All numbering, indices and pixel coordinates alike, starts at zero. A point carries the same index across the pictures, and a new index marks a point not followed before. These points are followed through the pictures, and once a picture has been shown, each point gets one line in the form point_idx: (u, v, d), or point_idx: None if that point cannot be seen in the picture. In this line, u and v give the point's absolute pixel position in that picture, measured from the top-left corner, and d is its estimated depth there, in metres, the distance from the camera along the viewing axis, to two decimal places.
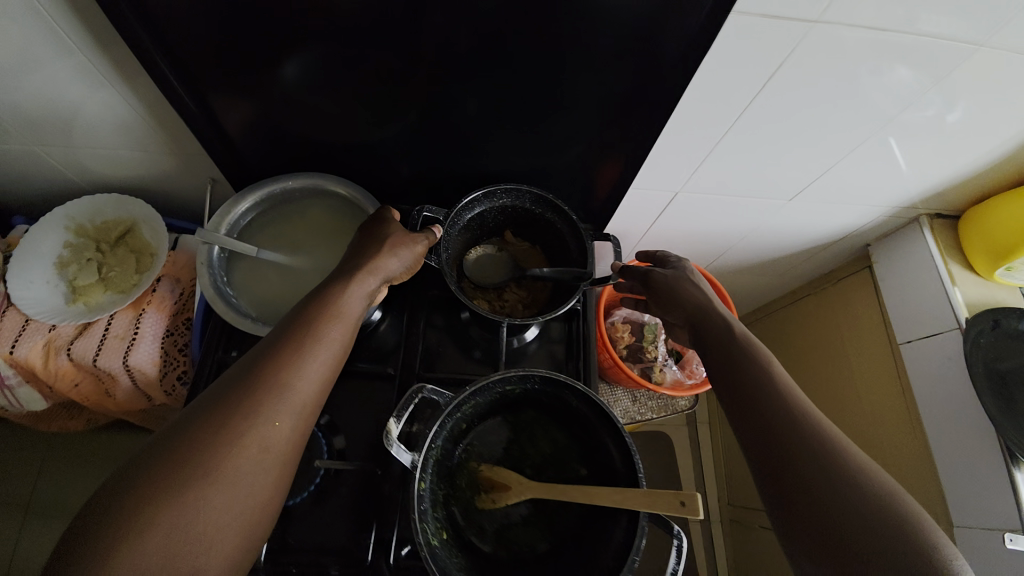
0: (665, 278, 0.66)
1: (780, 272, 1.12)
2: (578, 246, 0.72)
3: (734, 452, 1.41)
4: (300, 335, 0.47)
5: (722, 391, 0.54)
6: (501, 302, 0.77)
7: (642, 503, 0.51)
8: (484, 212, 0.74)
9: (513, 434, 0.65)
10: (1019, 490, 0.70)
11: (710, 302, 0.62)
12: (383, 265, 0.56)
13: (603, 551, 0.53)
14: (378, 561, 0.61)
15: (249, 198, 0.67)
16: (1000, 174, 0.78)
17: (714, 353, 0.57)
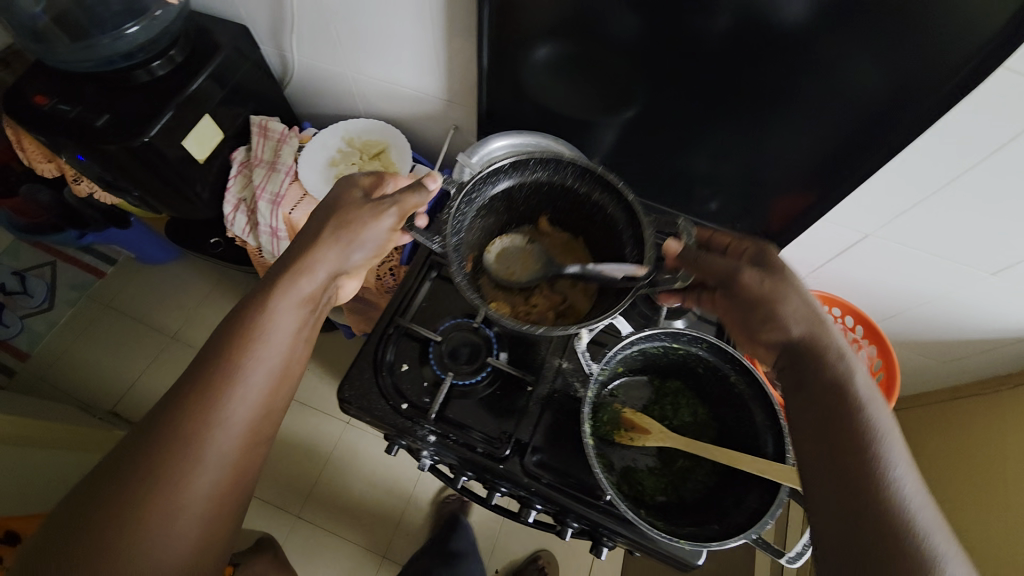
0: (753, 287, 0.53)
1: (948, 360, 1.03)
2: (635, 234, 0.62)
3: None
4: (224, 373, 0.52)
5: (805, 430, 0.44)
6: (529, 306, 0.68)
7: (787, 476, 0.55)
8: (512, 188, 0.66)
9: (655, 396, 0.71)
10: None
11: (813, 327, 0.49)
12: (317, 264, 0.60)
13: (734, 510, 0.59)
14: (514, 457, 0.72)
15: (504, 139, 0.83)
16: None
17: (813, 406, 0.44)
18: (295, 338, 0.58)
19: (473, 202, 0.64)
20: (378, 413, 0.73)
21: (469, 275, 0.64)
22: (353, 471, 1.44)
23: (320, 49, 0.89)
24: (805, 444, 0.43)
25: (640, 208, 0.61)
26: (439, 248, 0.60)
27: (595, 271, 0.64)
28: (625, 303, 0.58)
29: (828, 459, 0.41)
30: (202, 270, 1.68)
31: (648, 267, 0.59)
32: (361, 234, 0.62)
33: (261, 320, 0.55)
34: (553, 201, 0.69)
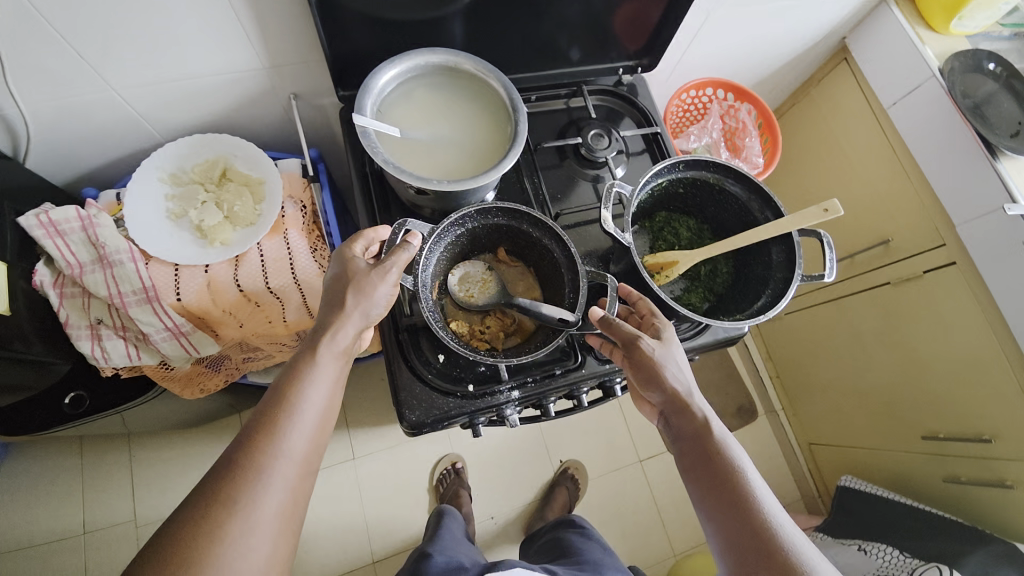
0: (645, 351, 0.58)
1: (774, 84, 1.27)
2: (572, 282, 0.64)
3: None
4: (270, 422, 0.49)
5: (698, 484, 0.54)
6: (482, 327, 0.68)
7: (795, 223, 0.65)
8: (472, 230, 0.66)
9: (653, 235, 0.78)
10: (1003, 178, 0.93)
11: (691, 391, 0.57)
12: (341, 324, 0.55)
13: (770, 272, 0.69)
14: (586, 356, 0.74)
15: (389, 69, 0.68)
16: None
17: (702, 477, 0.53)
18: (330, 392, 0.54)
19: (443, 240, 0.64)
20: (453, 410, 0.67)
21: (435, 303, 0.65)
22: (393, 485, 1.38)
23: (33, 76, 0.62)
24: (703, 498, 0.53)
25: (581, 259, 0.64)
26: (410, 285, 0.60)
27: (532, 310, 0.62)
28: (559, 342, 0.60)
29: (733, 525, 0.50)
30: (54, 445, 1.29)
31: (578, 314, 0.61)
32: (374, 293, 0.56)
33: (301, 374, 0.52)
34: (512, 236, 0.68)
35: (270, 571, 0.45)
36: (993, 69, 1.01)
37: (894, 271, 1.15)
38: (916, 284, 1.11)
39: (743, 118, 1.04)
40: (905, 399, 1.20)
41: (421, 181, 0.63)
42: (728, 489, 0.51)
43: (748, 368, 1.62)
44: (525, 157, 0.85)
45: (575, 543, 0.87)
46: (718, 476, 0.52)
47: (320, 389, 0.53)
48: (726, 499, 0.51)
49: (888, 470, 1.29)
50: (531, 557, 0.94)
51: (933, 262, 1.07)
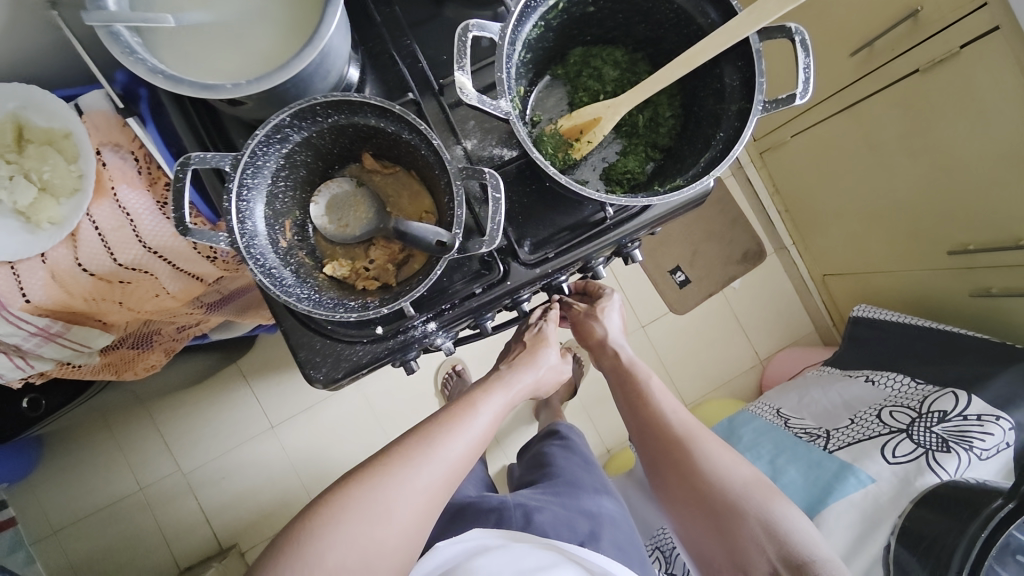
0: (578, 311, 0.85)
1: None
2: (448, 191, 0.49)
3: None
4: (462, 405, 0.67)
5: (620, 397, 0.79)
6: (367, 262, 0.55)
7: (751, 23, 0.44)
8: (308, 142, 0.49)
9: (570, 86, 0.58)
10: None
11: (611, 334, 0.82)
12: (524, 375, 0.73)
13: (723, 104, 0.50)
14: (510, 265, 0.60)
15: None
16: None
17: (620, 391, 0.79)
18: (501, 414, 0.69)
19: (263, 169, 0.48)
20: (366, 358, 0.59)
21: (291, 249, 0.51)
22: (401, 398, 1.44)
23: None
24: (625, 404, 0.77)
25: (449, 155, 0.48)
26: (229, 243, 0.45)
27: (404, 229, 0.49)
28: (436, 270, 0.48)
29: (639, 420, 0.74)
30: (75, 428, 1.35)
31: (455, 231, 0.47)
32: (542, 358, 0.76)
33: (476, 401, 0.68)
34: (367, 136, 0.51)
35: (406, 536, 0.56)
36: None
37: (923, 56, 0.88)
38: (951, 67, 0.85)
39: None
40: (932, 214, 1.02)
41: (210, 91, 0.45)
42: (636, 399, 0.76)
43: (751, 209, 1.43)
44: (385, 12, 0.61)
45: (558, 458, 0.91)
46: (628, 390, 0.77)
47: (495, 410, 0.68)
48: (634, 404, 0.76)
49: (907, 292, 1.17)
50: (519, 469, 0.98)
51: (976, 32, 0.80)
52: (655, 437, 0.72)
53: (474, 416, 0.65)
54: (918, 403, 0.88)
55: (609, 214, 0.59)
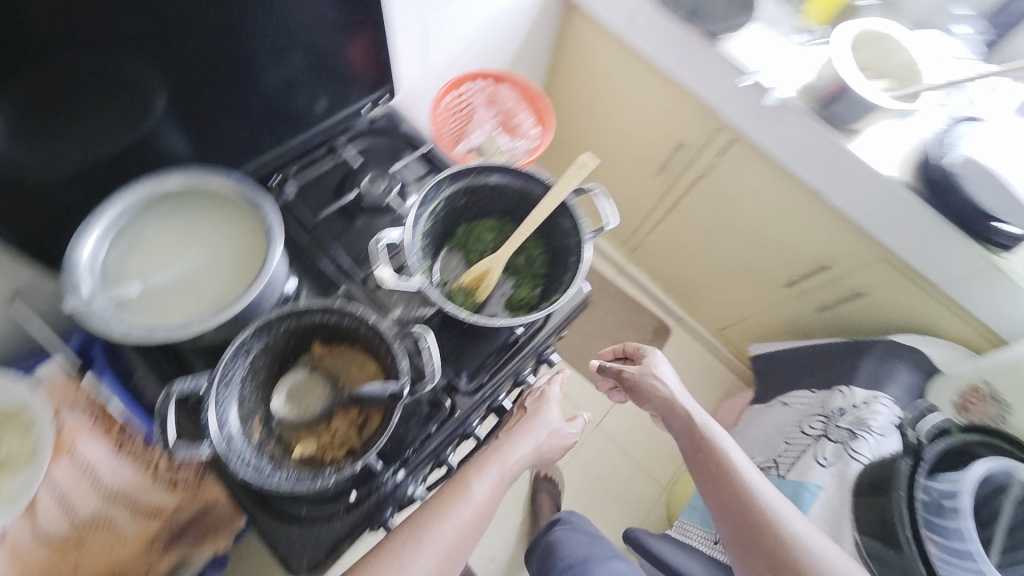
0: (630, 375, 0.90)
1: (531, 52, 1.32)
2: (389, 353, 0.62)
3: None
4: (455, 485, 0.69)
5: (692, 455, 0.83)
6: (332, 433, 0.62)
7: (564, 188, 0.68)
8: (266, 349, 0.61)
9: (463, 251, 0.78)
10: (727, 56, 1.02)
11: (674, 396, 0.87)
12: (518, 445, 0.75)
13: (567, 239, 0.72)
14: (455, 398, 0.71)
15: (91, 229, 0.59)
16: None
17: (694, 450, 0.83)
18: (495, 490, 0.70)
19: (232, 380, 0.57)
20: (344, 531, 0.63)
21: (260, 446, 0.58)
22: None
23: None
24: (698, 466, 0.81)
25: (383, 325, 0.62)
26: (212, 447, 0.53)
27: (363, 392, 0.60)
28: (394, 417, 0.58)
29: (714, 485, 0.78)
30: None
31: (402, 382, 0.59)
32: (538, 422, 0.79)
33: (467, 476, 0.69)
34: (313, 331, 0.63)
35: None
36: None
37: (700, 165, 1.26)
38: (719, 167, 1.23)
39: (515, 108, 1.04)
40: (763, 262, 1.33)
41: (179, 333, 0.56)
42: (709, 455, 0.80)
43: (645, 294, 1.71)
44: (310, 236, 0.79)
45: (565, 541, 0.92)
46: (704, 449, 0.81)
47: (488, 487, 0.69)
48: (708, 467, 0.80)
49: (781, 324, 1.43)
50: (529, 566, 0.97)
51: (723, 146, 1.18)
52: (730, 498, 0.76)
53: (468, 497, 0.67)
54: (823, 408, 1.05)
55: (520, 334, 0.74)
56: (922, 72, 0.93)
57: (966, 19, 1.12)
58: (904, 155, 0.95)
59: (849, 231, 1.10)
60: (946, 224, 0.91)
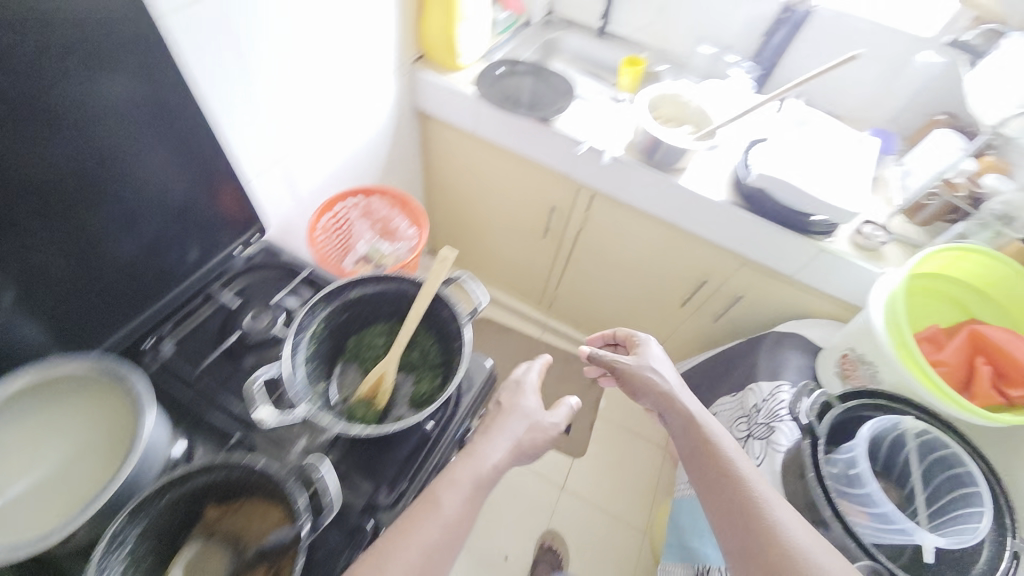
0: (627, 369, 0.91)
1: (400, 159, 1.44)
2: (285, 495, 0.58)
3: (508, 269, 1.86)
4: (424, 501, 0.66)
5: (687, 443, 0.82)
6: None
7: (433, 283, 0.73)
8: (147, 533, 0.56)
9: (356, 363, 0.78)
10: (561, 131, 1.18)
11: (673, 390, 0.88)
12: (489, 447, 0.75)
13: (449, 327, 0.75)
14: (378, 516, 0.68)
15: None
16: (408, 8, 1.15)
17: (689, 437, 0.82)
18: (468, 501, 0.68)
19: None
20: None
21: None
22: None
23: None
24: (692, 454, 0.80)
25: (275, 466, 0.59)
26: None
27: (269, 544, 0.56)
28: (297, 565, 0.53)
29: (708, 472, 0.77)
30: None
31: (301, 522, 0.55)
32: (510, 419, 0.80)
33: (440, 486, 0.68)
34: (201, 495, 0.60)
35: None
36: (508, 68, 1.28)
37: (576, 220, 1.42)
38: (589, 219, 1.40)
39: (390, 214, 1.12)
40: (654, 290, 1.46)
41: (37, 547, 0.50)
42: (710, 456, 0.78)
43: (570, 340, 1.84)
44: (195, 390, 0.77)
45: None
46: (699, 436, 0.81)
47: (462, 496, 0.67)
48: (702, 453, 0.79)
49: (690, 340, 1.54)
50: None
51: (586, 202, 1.34)
52: (720, 483, 0.75)
53: (440, 509, 0.64)
54: (742, 408, 1.13)
55: (431, 430, 0.75)
56: (711, 115, 1.13)
57: (738, 63, 1.35)
58: (724, 182, 1.12)
59: (707, 249, 1.26)
60: (774, 226, 1.05)
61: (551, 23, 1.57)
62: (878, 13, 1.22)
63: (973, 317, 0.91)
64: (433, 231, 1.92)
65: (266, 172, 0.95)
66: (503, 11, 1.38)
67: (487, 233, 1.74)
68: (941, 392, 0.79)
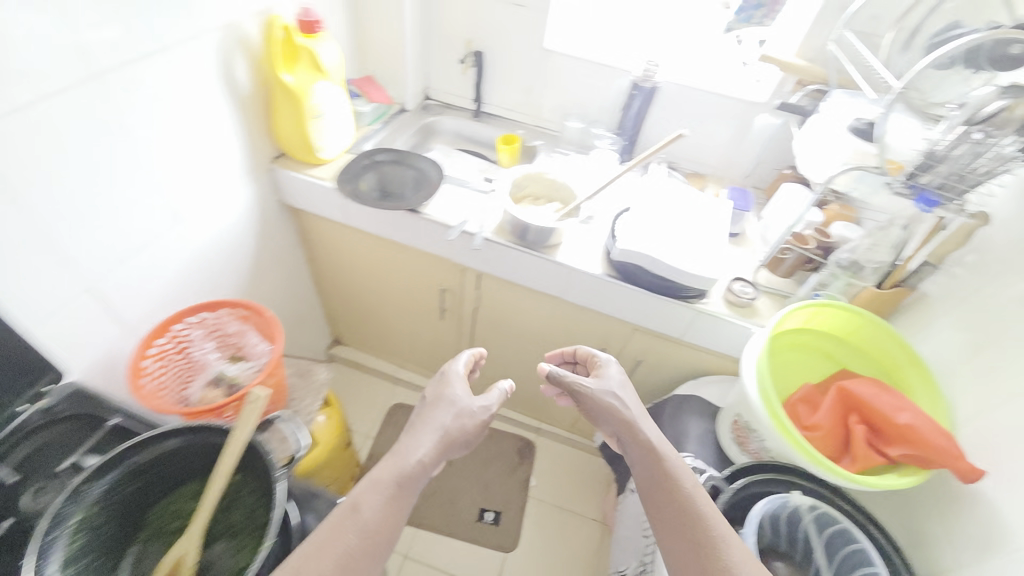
0: (590, 393, 0.84)
1: (274, 256, 1.36)
2: None
3: (417, 352, 1.75)
4: (355, 499, 0.70)
5: (646, 473, 0.76)
6: None
7: (243, 428, 0.63)
8: None
9: (161, 534, 0.73)
10: (432, 217, 1.15)
11: (635, 417, 0.81)
12: (421, 437, 0.80)
13: (261, 481, 0.65)
14: None
15: None
16: (255, 111, 1.12)
17: (647, 466, 0.76)
18: (395, 496, 0.72)
19: None
20: None
21: None
22: None
23: None
24: (649, 486, 0.75)
25: None
26: None
27: None
28: None
29: (666, 506, 0.72)
30: None
31: None
32: (435, 415, 0.84)
33: (366, 483, 0.72)
34: None
35: None
36: (376, 158, 1.26)
37: (469, 299, 1.37)
38: (484, 298, 1.34)
39: (234, 327, 1.02)
40: None
41: None
42: (674, 493, 0.72)
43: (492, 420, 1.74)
44: None
45: None
46: (659, 467, 0.75)
47: (381, 495, 0.71)
48: (660, 486, 0.74)
49: None
50: None
51: (475, 282, 1.29)
52: (679, 522, 0.69)
53: (359, 514, 0.68)
54: None
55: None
56: (573, 188, 1.14)
57: (601, 135, 1.42)
58: (597, 257, 1.10)
59: (598, 319, 1.21)
60: (647, 294, 1.04)
61: (428, 107, 1.60)
62: (714, 85, 1.32)
63: (844, 365, 0.91)
64: (335, 320, 1.80)
65: (69, 305, 0.83)
66: (367, 104, 1.38)
67: (387, 318, 1.65)
68: (819, 460, 0.75)
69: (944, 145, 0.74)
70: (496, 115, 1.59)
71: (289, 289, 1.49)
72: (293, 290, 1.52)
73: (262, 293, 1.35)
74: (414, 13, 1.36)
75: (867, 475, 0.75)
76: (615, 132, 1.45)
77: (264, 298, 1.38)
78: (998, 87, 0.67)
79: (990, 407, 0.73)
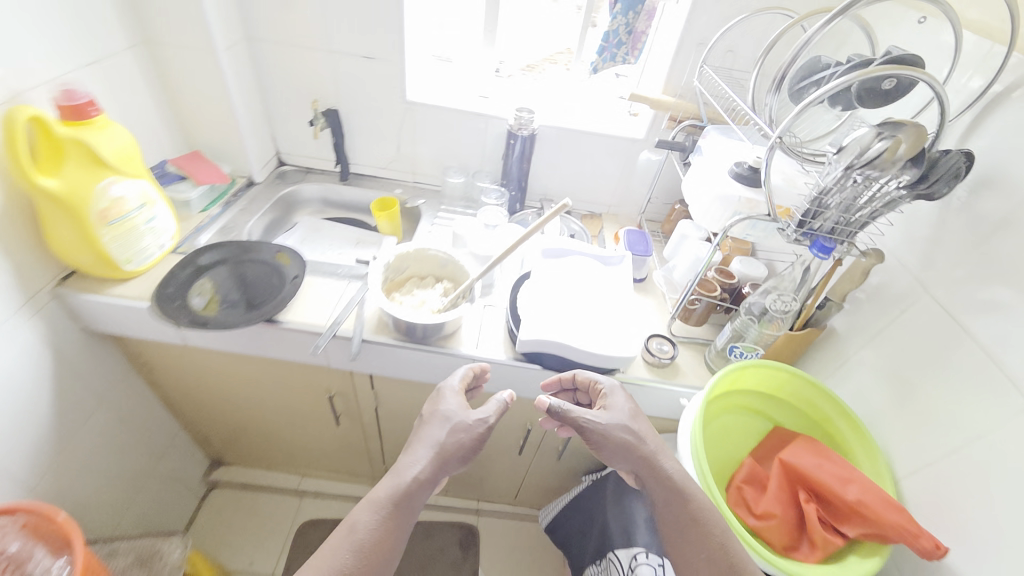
0: (601, 432, 0.69)
1: (88, 397, 1.04)
2: None
3: (318, 458, 1.48)
4: (355, 516, 0.65)
5: (667, 513, 0.66)
6: None
7: None
8: None
9: None
10: (296, 324, 0.93)
11: (655, 454, 0.69)
12: (413, 458, 0.70)
13: None
14: None
15: None
16: (14, 228, 0.82)
17: (669, 508, 0.66)
18: (391, 517, 0.65)
19: None
20: None
21: None
22: None
23: None
24: (670, 524, 0.66)
25: None
26: None
27: None
28: None
29: (691, 544, 0.64)
30: None
31: None
32: (429, 432, 0.74)
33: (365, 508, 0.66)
34: None
35: None
36: (211, 258, 1.01)
37: (366, 401, 1.15)
38: (383, 398, 1.13)
39: (15, 546, 0.70)
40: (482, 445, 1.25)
41: None
42: (705, 538, 0.64)
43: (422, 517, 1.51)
44: None
45: None
46: (682, 509, 0.65)
47: (377, 514, 0.65)
48: (683, 526, 0.65)
49: (541, 480, 1.35)
50: None
51: (366, 383, 1.08)
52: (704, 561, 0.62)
53: (354, 535, 0.63)
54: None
55: None
56: (462, 263, 0.99)
57: (486, 189, 1.30)
58: (500, 339, 0.96)
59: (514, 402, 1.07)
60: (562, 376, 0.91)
61: (284, 176, 1.36)
62: (593, 124, 1.26)
63: (775, 421, 0.84)
64: (207, 442, 1.46)
65: None
66: (196, 188, 1.12)
67: (273, 431, 1.36)
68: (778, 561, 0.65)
69: (829, 188, 0.70)
70: (367, 175, 1.40)
71: (125, 427, 1.16)
72: (132, 427, 1.19)
73: (76, 451, 1.02)
74: (239, 73, 1.13)
75: (828, 561, 0.67)
76: (501, 182, 1.33)
77: (84, 454, 1.05)
78: (875, 128, 0.63)
79: (929, 460, 0.69)
